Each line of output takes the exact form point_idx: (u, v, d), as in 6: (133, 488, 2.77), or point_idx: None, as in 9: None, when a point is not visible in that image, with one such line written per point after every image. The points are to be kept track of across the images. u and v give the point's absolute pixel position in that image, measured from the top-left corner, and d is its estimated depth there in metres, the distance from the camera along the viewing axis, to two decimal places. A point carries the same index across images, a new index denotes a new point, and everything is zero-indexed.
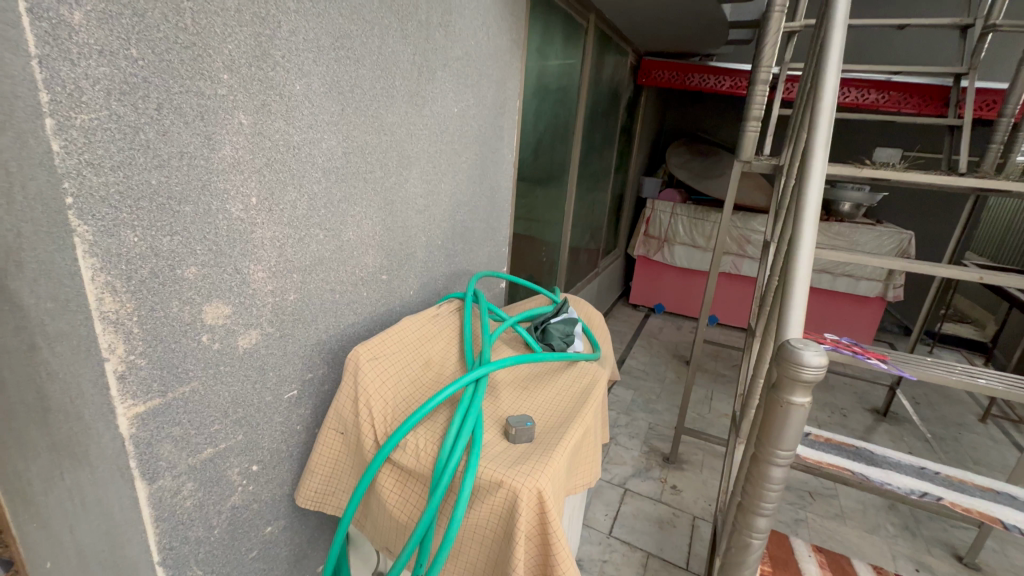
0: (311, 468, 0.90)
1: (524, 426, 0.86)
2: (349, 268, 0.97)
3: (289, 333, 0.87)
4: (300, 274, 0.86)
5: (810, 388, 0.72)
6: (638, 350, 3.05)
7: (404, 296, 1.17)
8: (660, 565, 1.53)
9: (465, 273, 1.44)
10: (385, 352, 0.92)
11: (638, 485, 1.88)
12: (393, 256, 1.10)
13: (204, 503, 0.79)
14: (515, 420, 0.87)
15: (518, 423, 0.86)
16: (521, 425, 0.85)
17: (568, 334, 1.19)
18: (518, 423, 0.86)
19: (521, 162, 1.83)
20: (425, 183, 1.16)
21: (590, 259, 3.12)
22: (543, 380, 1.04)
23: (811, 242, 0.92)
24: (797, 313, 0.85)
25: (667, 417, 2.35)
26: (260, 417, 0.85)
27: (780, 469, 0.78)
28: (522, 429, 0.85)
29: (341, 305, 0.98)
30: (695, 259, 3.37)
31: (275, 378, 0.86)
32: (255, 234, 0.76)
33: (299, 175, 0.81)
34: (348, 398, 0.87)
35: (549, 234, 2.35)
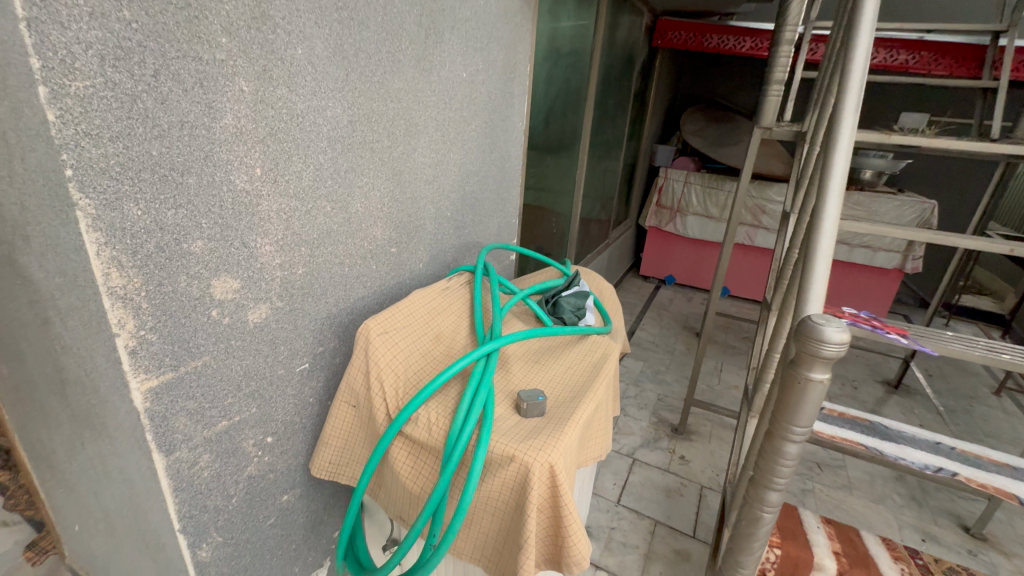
0: (325, 440, 0.92)
1: (536, 400, 0.85)
2: (358, 240, 0.96)
3: (299, 307, 0.86)
4: (308, 247, 0.85)
5: (830, 364, 0.71)
6: (648, 321, 3.04)
7: (413, 269, 1.15)
8: (667, 532, 1.56)
9: (475, 245, 1.42)
10: (396, 326, 0.91)
11: (646, 455, 1.90)
12: (401, 228, 1.08)
13: (222, 473, 0.80)
14: (527, 394, 0.86)
15: (529, 397, 0.86)
16: (533, 399, 0.85)
17: (579, 307, 1.18)
18: (530, 396, 0.86)
19: (532, 130, 1.78)
20: (434, 152, 1.12)
21: (601, 230, 3.08)
22: (554, 354, 1.03)
23: (834, 213, 0.88)
24: (817, 288, 0.83)
25: (676, 389, 2.35)
26: (272, 390, 0.86)
27: (795, 445, 0.77)
28: (533, 404, 0.84)
29: (351, 279, 0.97)
30: (708, 230, 3.30)
31: (286, 352, 0.86)
32: (260, 207, 0.74)
33: (304, 145, 0.79)
34: (358, 372, 0.87)
35: (560, 204, 2.31)
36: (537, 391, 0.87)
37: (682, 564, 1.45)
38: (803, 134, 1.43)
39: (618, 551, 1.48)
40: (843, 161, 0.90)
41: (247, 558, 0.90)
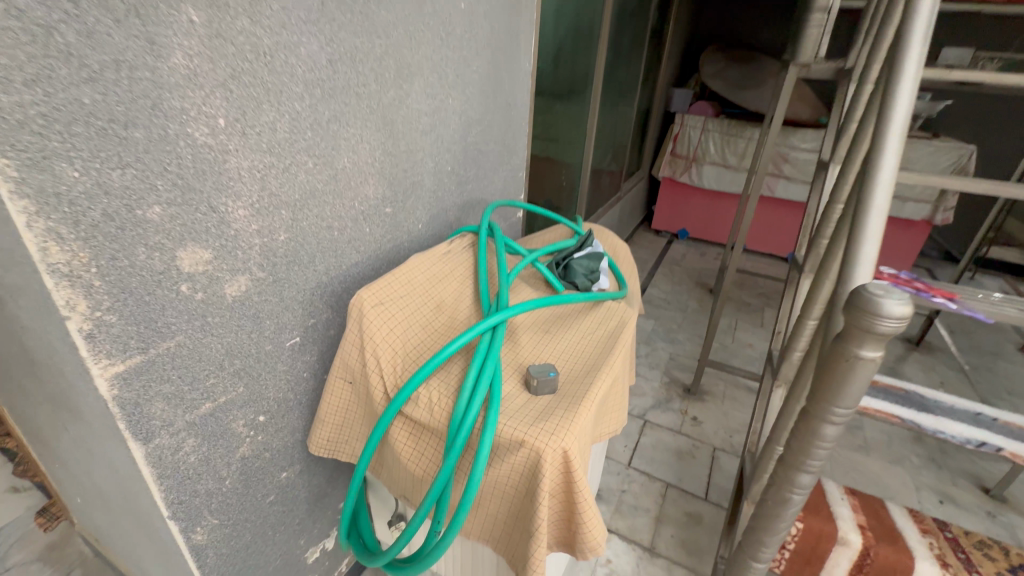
0: (321, 417, 0.86)
1: (548, 376, 0.78)
2: (347, 200, 0.86)
3: (284, 278, 0.78)
4: (290, 210, 0.75)
5: (885, 341, 0.62)
6: (660, 278, 2.94)
7: (411, 230, 1.06)
8: (678, 495, 1.54)
9: (479, 202, 1.31)
10: (393, 297, 0.83)
11: (658, 416, 1.86)
12: (396, 185, 0.97)
13: (212, 456, 0.75)
14: (537, 369, 0.79)
15: (540, 372, 0.78)
16: (544, 375, 0.78)
17: (593, 270, 1.09)
18: (540, 371, 0.78)
19: (539, 72, 1.62)
20: (430, 98, 1.00)
21: (612, 182, 2.92)
22: (566, 322, 0.95)
23: (893, 165, 0.75)
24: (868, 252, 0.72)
25: (689, 347, 2.28)
26: (260, 367, 0.79)
27: (835, 427, 0.70)
28: (545, 380, 0.77)
29: (342, 244, 0.87)
30: (725, 180, 3.13)
31: (273, 326, 0.79)
32: (228, 164, 0.64)
33: (276, 90, 0.68)
34: (352, 346, 0.80)
35: (569, 155, 2.16)
36: (549, 366, 0.80)
37: (694, 527, 1.44)
38: (847, 71, 1.27)
39: (630, 514, 1.46)
40: (907, 99, 0.76)
41: (248, 537, 0.87)
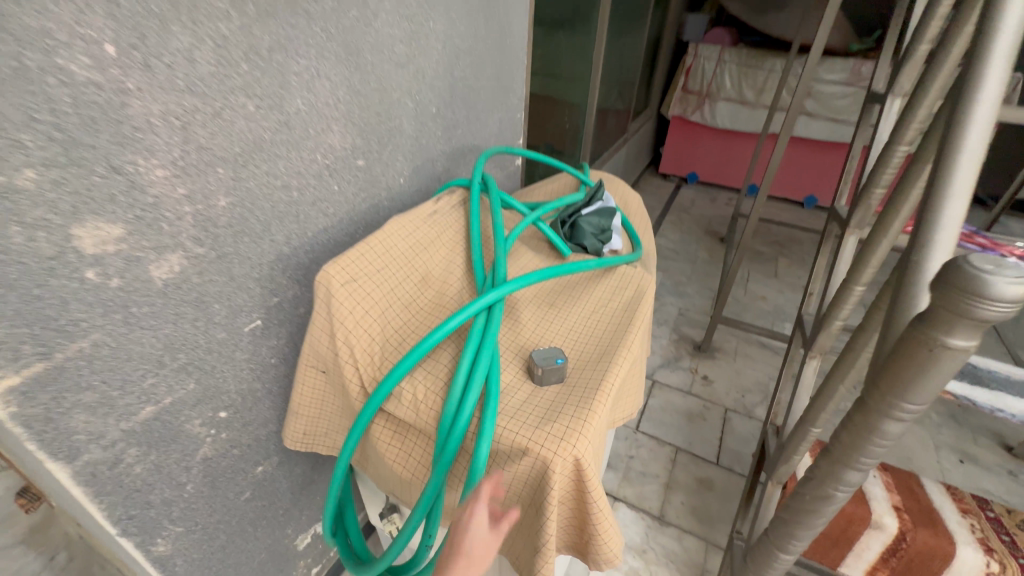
0: (294, 409, 0.74)
1: (555, 363, 0.65)
2: (306, 153, 0.69)
3: (231, 252, 0.64)
4: (229, 166, 0.60)
5: (984, 328, 0.48)
6: (668, 226, 2.77)
7: (391, 187, 0.90)
8: (689, 459, 1.47)
9: (471, 149, 1.13)
10: (368, 272, 0.69)
11: (667, 376, 1.77)
12: (368, 133, 0.80)
13: (165, 463, 0.64)
14: (542, 355, 0.66)
15: (545, 359, 0.66)
16: (551, 363, 0.65)
17: (604, 230, 0.95)
18: (546, 358, 0.66)
19: None
20: (405, 20, 0.81)
21: (618, 122, 2.68)
22: (574, 293, 0.82)
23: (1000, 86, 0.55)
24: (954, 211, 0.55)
25: (699, 302, 2.17)
26: (214, 358, 0.66)
27: (901, 423, 0.58)
28: (552, 369, 0.65)
29: (304, 207, 0.72)
30: (741, 118, 2.88)
31: (224, 311, 0.65)
32: (130, 109, 0.49)
33: (187, 4, 0.50)
34: (321, 332, 0.67)
35: (572, 92, 1.93)
36: (556, 351, 0.67)
37: (706, 493, 1.38)
38: None
39: (638, 481, 1.40)
40: None
41: (224, 538, 0.78)
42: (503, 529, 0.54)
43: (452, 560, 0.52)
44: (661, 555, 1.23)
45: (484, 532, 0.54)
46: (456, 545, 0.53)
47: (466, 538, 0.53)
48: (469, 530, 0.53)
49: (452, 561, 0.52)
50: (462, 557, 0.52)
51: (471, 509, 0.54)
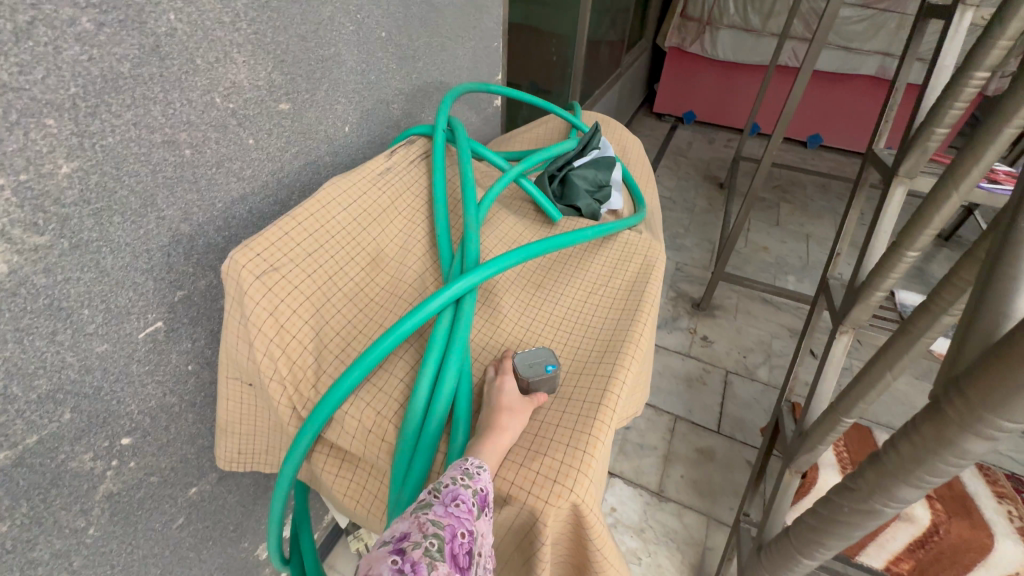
0: (223, 426, 0.60)
1: (542, 371, 0.50)
2: (197, 93, 0.50)
3: (97, 240, 0.46)
4: (65, 116, 0.41)
5: None
6: (664, 172, 2.57)
7: (333, 137, 0.71)
8: (688, 428, 1.38)
9: (438, 87, 0.93)
10: (294, 257, 0.52)
11: (664, 338, 1.66)
12: (292, 65, 0.60)
13: (47, 512, 0.50)
14: (525, 361, 0.51)
15: (529, 369, 0.50)
16: (538, 372, 0.50)
17: (600, 187, 0.78)
18: (530, 366, 0.51)
19: None
20: None
21: (611, 55, 2.41)
22: (565, 270, 0.66)
23: None
24: None
25: (697, 255, 2.02)
26: (95, 378, 0.50)
27: (989, 443, 0.45)
28: (540, 382, 0.50)
29: (205, 169, 0.54)
30: (744, 48, 2.61)
31: (101, 317, 0.49)
32: None
33: None
34: (238, 337, 0.51)
35: (560, 18, 1.67)
36: (544, 356, 0.52)
37: (706, 465, 1.30)
38: None
39: (635, 454, 1.31)
40: None
41: (156, 571, 0.66)
42: (539, 399, 0.49)
43: (493, 418, 0.46)
44: (660, 534, 1.16)
45: (519, 394, 0.49)
46: (494, 405, 0.48)
47: (502, 395, 0.48)
48: (504, 390, 0.49)
49: (493, 418, 0.46)
50: (504, 411, 0.47)
51: (501, 377, 0.50)
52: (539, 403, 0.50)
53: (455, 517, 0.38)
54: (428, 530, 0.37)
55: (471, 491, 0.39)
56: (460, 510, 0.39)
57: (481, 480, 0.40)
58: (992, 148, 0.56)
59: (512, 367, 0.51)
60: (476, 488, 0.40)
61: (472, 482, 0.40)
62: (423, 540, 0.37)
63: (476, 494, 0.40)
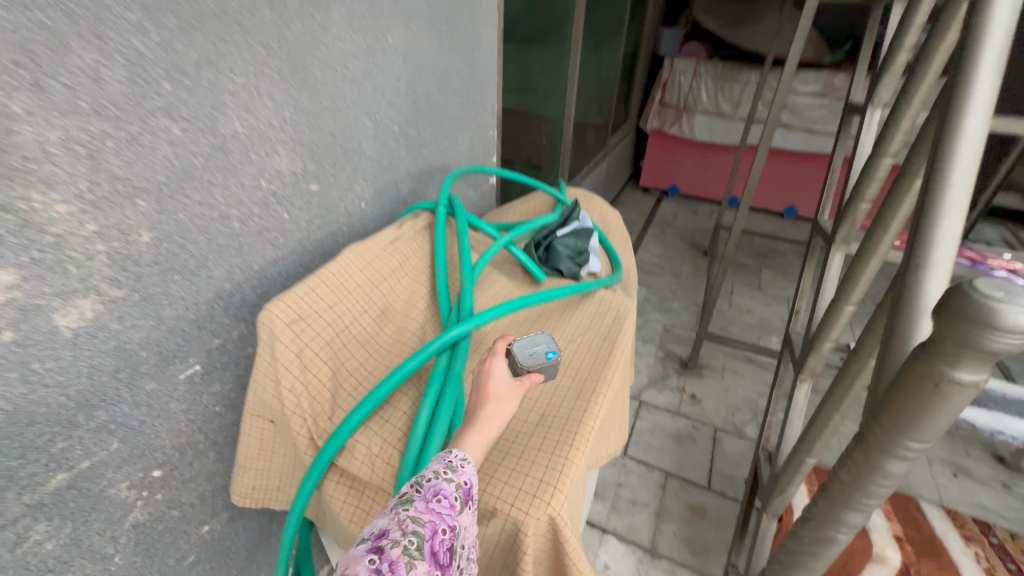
0: (242, 462, 0.67)
1: (542, 358, 0.54)
2: (248, 179, 0.63)
3: (160, 293, 0.57)
4: (152, 198, 0.53)
5: (992, 359, 0.43)
6: (651, 240, 2.75)
7: (351, 212, 0.84)
8: (679, 485, 1.41)
9: (440, 169, 1.08)
10: (318, 309, 0.62)
11: (654, 397, 1.72)
12: (322, 155, 0.74)
13: (85, 535, 0.56)
14: (526, 349, 0.54)
15: (529, 358, 0.54)
16: (538, 360, 0.54)
17: (580, 252, 0.90)
18: (532, 354, 0.54)
19: (508, 6, 1.35)
20: (360, 35, 0.75)
21: (597, 137, 2.66)
22: (550, 322, 0.76)
23: (984, 107, 0.52)
24: (947, 248, 0.50)
25: (685, 317, 2.13)
26: (141, 413, 0.59)
27: (904, 463, 0.53)
28: (540, 367, 0.53)
29: (248, 238, 0.66)
30: (719, 131, 2.89)
31: (153, 359, 0.58)
32: (18, 136, 0.42)
33: (91, 19, 0.44)
34: (267, 379, 0.60)
35: (548, 107, 1.90)
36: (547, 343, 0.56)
37: (698, 522, 1.32)
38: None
39: (627, 511, 1.33)
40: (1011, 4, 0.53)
41: None
42: (532, 378, 0.52)
43: (480, 406, 0.49)
44: None
45: (509, 379, 0.52)
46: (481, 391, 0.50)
47: (490, 381, 0.50)
48: (492, 374, 0.51)
49: (480, 406, 0.49)
50: (491, 399, 0.49)
51: (490, 361, 0.53)
52: (534, 384, 0.52)
53: (436, 513, 0.39)
54: (408, 527, 0.38)
55: (454, 485, 0.41)
56: (442, 506, 0.40)
57: (464, 473, 0.42)
58: (897, 216, 0.69)
59: (510, 352, 0.54)
60: (459, 481, 0.42)
61: (454, 476, 0.42)
62: (402, 537, 0.37)
63: (458, 488, 0.41)
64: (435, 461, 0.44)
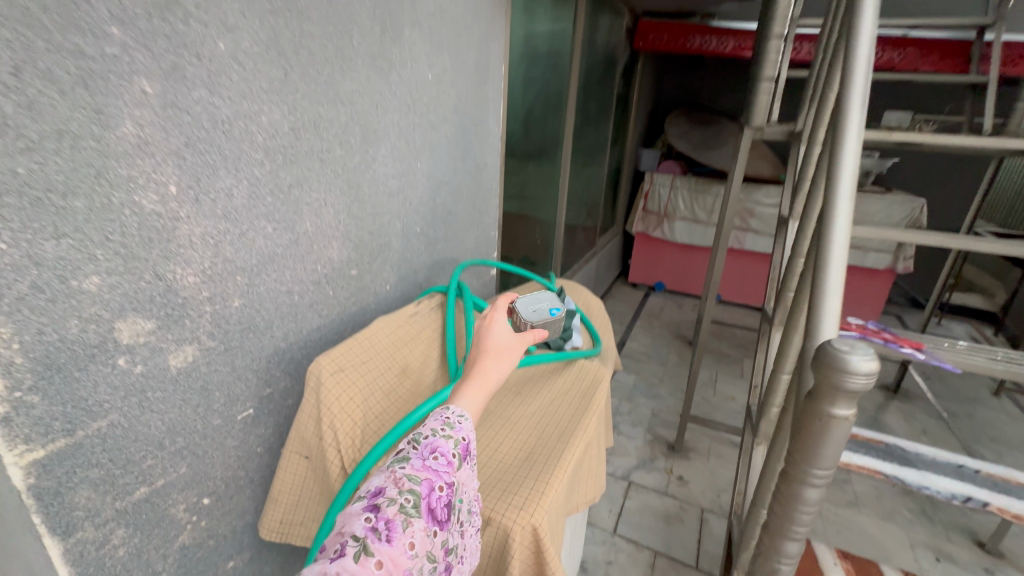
0: (274, 496, 0.79)
1: (546, 313, 0.75)
2: (310, 264, 0.84)
3: (237, 346, 0.74)
4: (245, 275, 0.73)
5: (856, 398, 0.60)
6: (639, 331, 2.94)
7: (378, 292, 1.03)
8: (668, 564, 1.45)
9: (450, 261, 1.30)
10: (355, 364, 0.79)
11: (642, 477, 1.79)
12: (363, 248, 0.96)
13: (145, 548, 0.68)
14: (530, 308, 0.75)
15: (534, 316, 0.74)
16: (541, 315, 0.74)
17: (565, 328, 1.08)
18: (536, 311, 0.75)
19: (509, 136, 1.69)
20: (398, 162, 1.00)
21: (586, 237, 2.98)
22: (538, 384, 0.92)
23: (845, 222, 0.75)
24: (830, 319, 0.70)
25: (671, 403, 2.25)
26: (206, 444, 0.73)
27: (816, 490, 0.66)
28: (541, 322, 0.73)
29: (302, 309, 0.84)
30: (696, 234, 3.22)
31: (223, 399, 0.74)
32: (179, 231, 0.62)
33: (233, 157, 0.66)
34: (310, 419, 0.75)
35: (542, 211, 2.20)
36: (548, 303, 0.77)
37: None
38: (795, 135, 1.34)
39: None
40: (853, 155, 0.78)
41: None
42: (536, 334, 0.70)
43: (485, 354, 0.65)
44: None
45: (505, 337, 0.67)
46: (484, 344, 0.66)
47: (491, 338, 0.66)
48: (492, 332, 0.67)
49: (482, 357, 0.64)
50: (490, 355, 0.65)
51: (491, 321, 0.68)
52: (537, 339, 0.70)
53: (432, 471, 0.52)
54: (404, 486, 0.50)
55: (451, 443, 0.55)
56: (438, 464, 0.53)
57: (461, 430, 0.57)
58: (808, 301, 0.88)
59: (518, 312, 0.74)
60: (457, 438, 0.56)
61: (452, 434, 0.56)
62: (397, 496, 0.50)
63: (456, 444, 0.55)
64: (434, 420, 0.57)
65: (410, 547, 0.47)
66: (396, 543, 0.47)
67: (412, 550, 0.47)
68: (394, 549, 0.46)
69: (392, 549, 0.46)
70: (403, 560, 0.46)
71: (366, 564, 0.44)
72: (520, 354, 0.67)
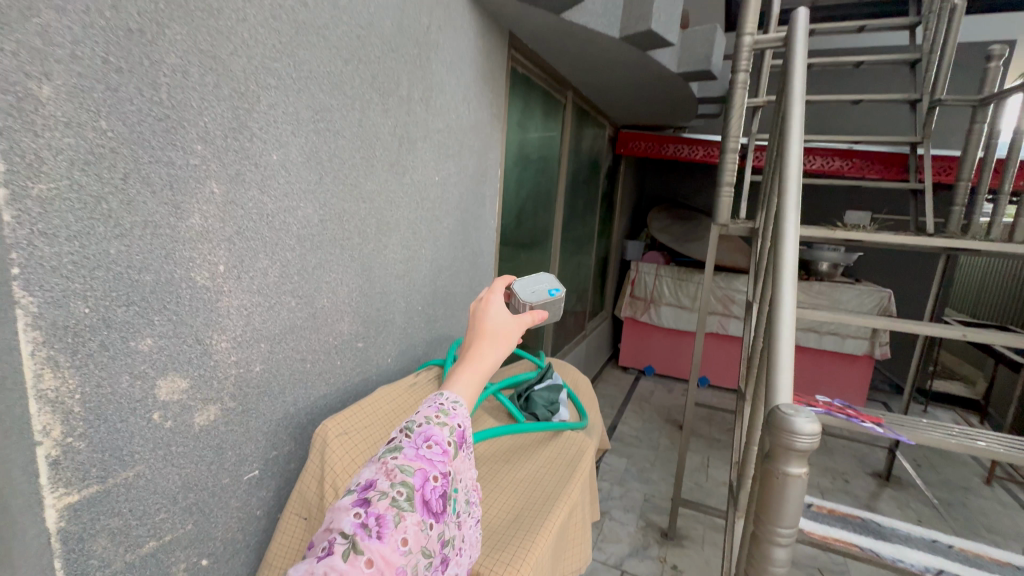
0: (269, 561, 0.81)
1: (544, 293, 0.84)
2: (323, 336, 0.94)
3: (253, 408, 0.81)
4: (268, 343, 0.82)
5: (805, 456, 0.68)
6: (630, 415, 2.96)
7: (380, 364, 1.12)
8: None
9: (447, 338, 1.40)
10: (358, 427, 0.86)
11: (635, 566, 1.74)
12: (370, 323, 1.06)
13: None
14: (527, 292, 0.83)
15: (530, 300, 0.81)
16: (538, 298, 0.82)
17: (552, 402, 1.16)
18: (535, 294, 0.83)
19: (504, 228, 1.88)
20: (406, 249, 1.15)
21: (576, 321, 3.10)
22: (527, 452, 0.99)
23: (790, 306, 0.87)
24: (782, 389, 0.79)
25: (663, 488, 2.22)
26: (213, 502, 0.78)
27: (783, 549, 0.71)
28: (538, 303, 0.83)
29: (313, 376, 0.93)
30: (682, 320, 3.37)
31: (234, 458, 0.80)
32: (221, 303, 0.73)
33: (272, 244, 0.79)
34: (313, 480, 0.80)
35: None
36: (546, 286, 0.85)
37: None
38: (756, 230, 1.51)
39: None
40: (792, 249, 0.92)
41: None
42: (534, 316, 0.75)
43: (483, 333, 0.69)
44: None
45: (503, 318, 0.72)
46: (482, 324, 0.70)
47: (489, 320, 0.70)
48: (490, 313, 0.71)
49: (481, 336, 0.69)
50: (488, 336, 0.69)
51: (489, 303, 0.72)
52: (534, 321, 0.76)
53: (424, 462, 0.57)
54: (394, 480, 0.55)
55: (444, 432, 0.59)
56: (431, 456, 0.58)
57: (455, 417, 0.62)
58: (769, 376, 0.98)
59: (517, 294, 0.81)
60: (452, 426, 0.61)
61: (446, 422, 0.60)
62: (390, 490, 0.53)
63: (450, 433, 0.60)
64: (429, 408, 0.62)
65: (402, 543, 0.51)
66: (387, 539, 0.51)
67: (403, 547, 0.51)
68: (384, 547, 0.50)
69: (383, 545, 0.50)
70: (394, 558, 0.50)
71: (355, 563, 0.48)
72: (517, 333, 0.72)
